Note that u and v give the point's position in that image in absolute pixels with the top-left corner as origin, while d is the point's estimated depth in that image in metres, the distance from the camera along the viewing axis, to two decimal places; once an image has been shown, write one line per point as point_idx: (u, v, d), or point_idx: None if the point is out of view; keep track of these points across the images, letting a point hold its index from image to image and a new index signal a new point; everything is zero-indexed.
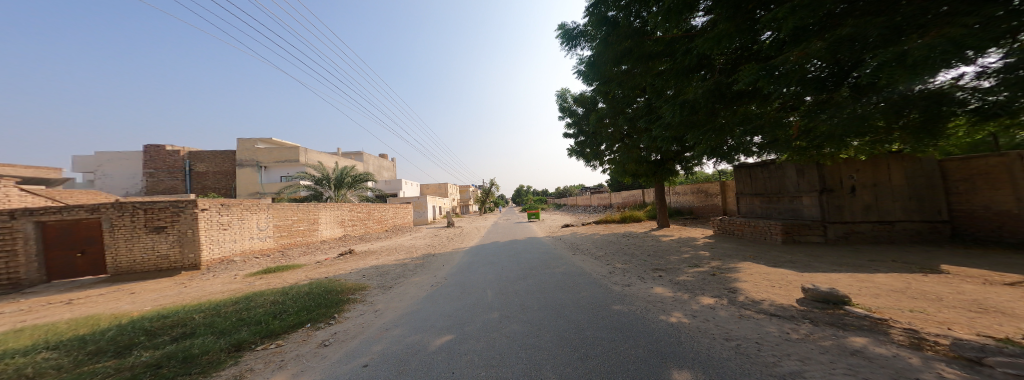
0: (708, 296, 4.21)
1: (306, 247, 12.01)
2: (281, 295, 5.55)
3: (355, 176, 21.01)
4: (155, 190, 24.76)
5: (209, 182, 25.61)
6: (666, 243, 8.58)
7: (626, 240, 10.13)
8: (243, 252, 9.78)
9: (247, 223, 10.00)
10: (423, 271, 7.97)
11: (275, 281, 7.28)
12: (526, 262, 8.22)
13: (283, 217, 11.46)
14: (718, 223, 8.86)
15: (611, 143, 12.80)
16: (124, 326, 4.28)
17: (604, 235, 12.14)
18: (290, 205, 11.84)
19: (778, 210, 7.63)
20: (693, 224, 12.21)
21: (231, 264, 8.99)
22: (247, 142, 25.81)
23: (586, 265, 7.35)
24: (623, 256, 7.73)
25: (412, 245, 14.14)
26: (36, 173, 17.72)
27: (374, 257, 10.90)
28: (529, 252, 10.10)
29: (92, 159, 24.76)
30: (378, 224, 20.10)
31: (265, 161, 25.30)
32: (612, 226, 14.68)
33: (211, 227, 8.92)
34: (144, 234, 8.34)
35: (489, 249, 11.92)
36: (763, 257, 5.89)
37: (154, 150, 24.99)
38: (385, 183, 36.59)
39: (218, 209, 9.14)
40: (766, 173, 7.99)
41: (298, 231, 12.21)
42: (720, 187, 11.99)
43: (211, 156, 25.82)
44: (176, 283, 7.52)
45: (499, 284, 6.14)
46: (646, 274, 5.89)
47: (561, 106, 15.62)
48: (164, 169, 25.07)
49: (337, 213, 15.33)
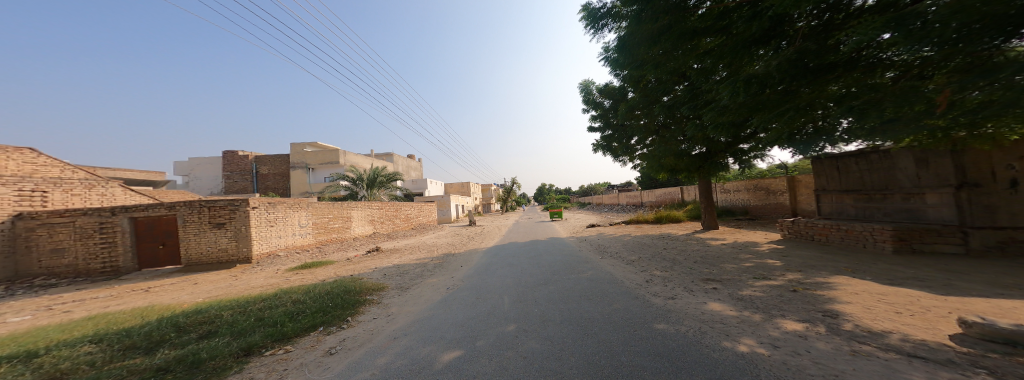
0: (792, 319, 3.10)
1: (340, 244, 12.56)
2: (301, 293, 5.47)
3: (389, 176, 21.92)
4: (230, 191, 28.29)
5: (270, 183, 28.61)
6: (718, 248, 7.18)
7: (666, 242, 8.80)
8: (287, 248, 10.27)
9: (290, 221, 10.51)
10: (441, 272, 7.65)
11: (306, 277, 7.51)
12: (549, 266, 7.45)
13: (320, 215, 12.04)
14: (787, 226, 7.20)
15: (644, 136, 11.31)
16: (166, 319, 4.35)
17: (639, 236, 10.83)
18: (326, 203, 12.42)
19: (883, 211, 5.88)
20: (747, 224, 10.41)
21: (276, 259, 9.34)
22: (299, 147, 28.34)
23: (617, 271, 6.38)
24: (662, 262, 6.57)
25: (433, 244, 14.19)
26: (143, 177, 21.16)
27: (396, 255, 10.97)
28: (552, 254, 9.34)
29: (183, 164, 29.01)
30: (406, 222, 20.71)
31: (314, 164, 27.65)
32: (648, 226, 13.21)
33: (262, 224, 9.32)
34: (210, 229, 8.75)
35: (511, 249, 11.33)
36: (864, 271, 4.43)
37: (229, 155, 28.64)
38: (415, 183, 38.06)
39: (267, 207, 9.59)
40: (863, 163, 6.23)
41: (334, 228, 12.80)
42: (786, 184, 9.91)
43: (271, 159, 28.83)
44: (229, 275, 7.95)
45: (516, 292, 5.50)
46: (694, 285, 4.79)
47: (586, 98, 14.40)
48: (236, 172, 28.56)
49: (368, 212, 15.95)
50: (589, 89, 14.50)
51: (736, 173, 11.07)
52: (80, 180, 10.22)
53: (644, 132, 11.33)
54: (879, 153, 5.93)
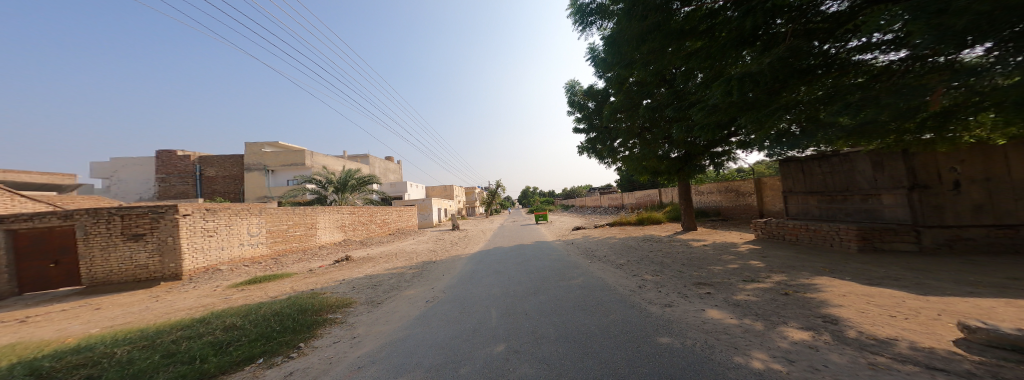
0: (794, 326, 2.99)
1: (302, 253, 11.24)
2: (246, 318, 4.60)
3: (360, 179, 20.39)
4: (166, 196, 24.84)
5: (218, 187, 25.52)
6: (701, 250, 7.26)
7: (650, 245, 8.83)
8: (231, 261, 8.91)
9: (236, 229, 9.12)
10: (420, 282, 7.05)
11: (255, 295, 6.46)
12: (537, 272, 7.11)
13: (277, 222, 10.68)
14: (761, 227, 7.50)
15: (629, 138, 11.50)
16: (27, 364, 3.40)
17: (622, 239, 10.85)
18: (285, 209, 11.02)
19: (845, 211, 6.27)
20: (723, 225, 10.78)
21: (215, 274, 8.08)
22: (254, 146, 25.65)
23: (608, 277, 6.19)
24: (652, 266, 6.47)
25: (412, 250, 13.23)
26: (51, 180, 17.91)
27: (368, 265, 9.97)
28: (539, 259, 8.99)
29: (106, 165, 24.98)
30: (382, 228, 19.40)
31: (272, 165, 25.08)
32: (630, 228, 13.34)
33: (194, 234, 7.95)
34: (121, 241, 7.34)
35: (496, 254, 10.86)
36: (842, 270, 4.56)
37: (167, 155, 25.16)
38: (390, 186, 36.18)
39: (203, 214, 8.21)
40: (826, 166, 6.60)
41: (294, 236, 11.45)
42: (755, 186, 10.48)
43: (220, 160, 25.81)
44: (148, 296, 6.67)
45: (505, 303, 5.06)
46: (688, 290, 4.70)
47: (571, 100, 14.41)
48: (176, 174, 25.15)
49: (336, 217, 14.58)
50: (573, 90, 14.52)
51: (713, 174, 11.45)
52: None
53: (629, 134, 11.49)
54: (839, 156, 6.32)
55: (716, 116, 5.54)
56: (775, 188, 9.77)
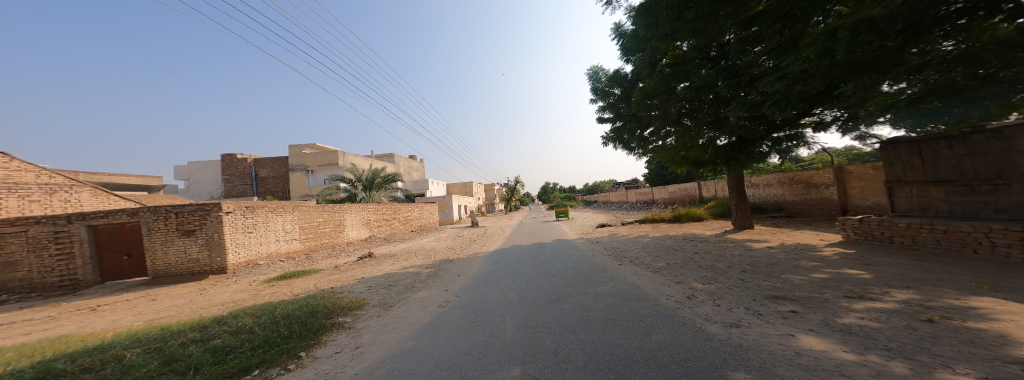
0: (961, 375, 1.87)
1: (331, 249, 11.52)
2: (257, 319, 4.34)
3: (382, 176, 20.98)
4: (229, 195, 27.73)
5: (270, 186, 27.96)
6: (766, 253, 5.92)
7: (695, 245, 7.55)
8: (268, 256, 9.23)
9: (273, 226, 9.47)
10: (434, 283, 6.67)
11: (280, 291, 6.46)
12: (559, 275, 6.30)
13: (309, 219, 11.04)
14: (852, 225, 5.97)
15: (664, 124, 9.73)
16: (53, 362, 3.30)
17: (660, 237, 9.56)
18: (315, 206, 11.39)
19: (993, 206, 4.71)
20: (787, 223, 9.07)
21: (254, 268, 8.31)
22: (298, 148, 27.80)
23: (643, 283, 5.19)
24: (702, 270, 5.34)
25: (432, 248, 13.12)
26: (140, 182, 20.70)
27: (388, 262, 9.91)
28: (560, 260, 8.17)
29: (184, 169, 28.54)
30: (404, 225, 19.72)
31: (312, 166, 27.04)
32: (666, 225, 11.91)
33: (237, 230, 8.26)
34: (177, 237, 7.79)
35: (513, 254, 10.16)
36: (1011, 288, 3.19)
37: (229, 158, 28.14)
38: (415, 184, 37.15)
39: (244, 211, 8.55)
40: (963, 148, 5.07)
41: (324, 233, 11.78)
42: (833, 176, 8.68)
43: (270, 162, 28.24)
44: (196, 289, 6.94)
45: (523, 313, 4.41)
46: (754, 305, 3.53)
47: (593, 88, 13.20)
48: (236, 175, 27.99)
49: (363, 214, 14.92)
50: (596, 75, 13.33)
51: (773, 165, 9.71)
52: (41, 186, 9.58)
53: (664, 120, 9.66)
54: (984, 133, 4.81)
55: (799, 87, 4.36)
56: (864, 179, 7.95)
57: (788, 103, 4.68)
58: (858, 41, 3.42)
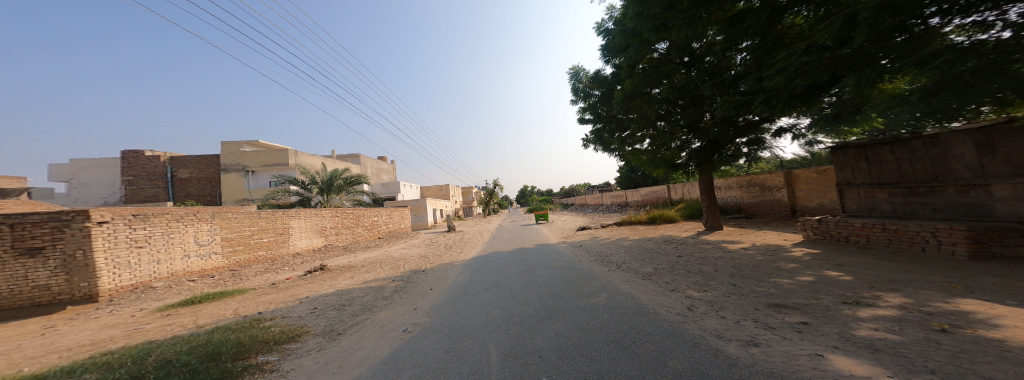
0: None
1: (270, 263, 9.72)
2: (109, 372, 3.11)
3: (347, 179, 19.32)
4: (134, 199, 22.87)
5: (191, 189, 23.66)
6: (745, 256, 5.97)
7: (676, 248, 7.53)
8: (170, 276, 7.34)
9: (178, 239, 7.59)
10: (401, 300, 5.72)
11: (183, 323, 4.97)
12: (546, 286, 5.75)
13: (239, 229, 9.19)
14: (813, 226, 6.31)
15: (643, 126, 9.83)
16: None
17: (638, 240, 9.55)
18: (246, 213, 9.41)
19: (932, 206, 5.20)
20: (751, 223, 9.56)
21: (144, 293, 6.50)
22: (232, 145, 23.92)
23: (639, 294, 4.86)
24: (692, 276, 5.16)
25: (399, 257, 11.78)
26: None
27: (345, 275, 8.53)
28: (545, 266, 7.66)
29: (66, 167, 22.82)
30: (370, 231, 17.92)
31: (251, 165, 23.35)
32: (641, 228, 12.07)
33: (116, 245, 6.43)
34: (11, 258, 5.74)
35: (494, 261, 9.44)
36: (982, 288, 3.30)
37: (132, 156, 23.20)
38: (383, 186, 34.50)
39: (128, 221, 6.68)
40: (903, 153, 5.57)
41: (261, 244, 9.91)
42: (785, 179, 9.38)
43: (194, 161, 24.05)
44: (40, 328, 5.06)
45: (507, 336, 3.73)
46: (765, 316, 3.31)
47: (575, 88, 13.21)
48: (144, 176, 23.22)
49: (316, 221, 13.03)
50: (577, 75, 13.28)
51: (738, 169, 10.17)
52: None
53: (644, 121, 9.76)
54: (922, 139, 5.28)
55: (798, 81, 4.59)
56: (811, 182, 8.63)
57: (784, 98, 4.91)
58: (874, 26, 3.50)
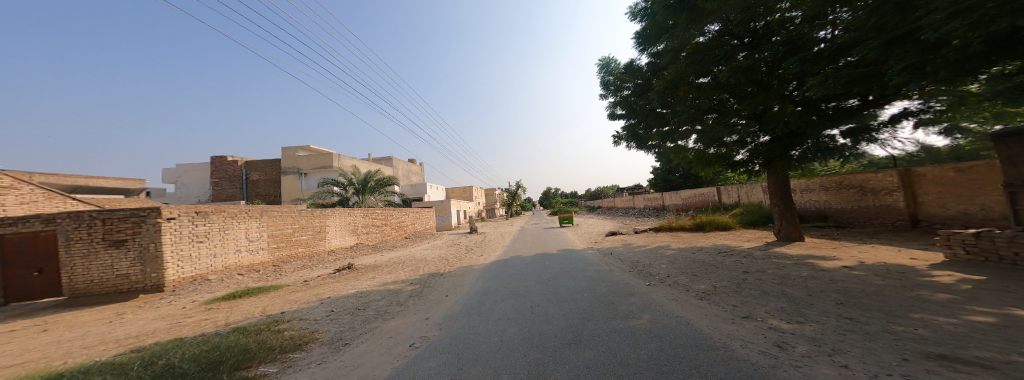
0: None
1: (307, 260, 10.16)
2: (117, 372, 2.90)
3: (382, 180, 20.57)
4: (217, 198, 26.51)
5: (260, 190, 26.82)
6: (848, 276, 4.44)
7: (737, 261, 6.08)
8: (224, 269, 7.84)
9: (232, 235, 8.10)
10: (411, 311, 5.26)
11: (214, 317, 4.98)
12: (572, 302, 4.80)
13: (283, 226, 9.71)
14: (965, 242, 4.56)
15: (694, 119, 8.29)
16: None
17: (686, 249, 8.07)
18: (287, 211, 9.95)
19: None
20: (843, 234, 7.54)
21: (202, 284, 6.90)
22: (290, 150, 26.72)
23: (693, 318, 3.71)
24: (775, 300, 3.87)
25: (421, 257, 11.65)
26: (120, 184, 19.63)
27: (367, 275, 8.47)
28: (571, 276, 6.68)
29: (169, 171, 27.26)
30: (397, 231, 18.45)
31: (305, 168, 26.06)
32: (687, 235, 10.39)
33: (180, 239, 6.92)
34: (103, 249, 6.44)
35: (514, 267, 8.69)
36: None
37: (219, 161, 27.04)
38: (412, 187, 35.97)
39: (191, 218, 7.20)
40: None
41: (300, 241, 10.41)
42: (901, 180, 7.30)
43: (262, 164, 27.18)
44: (115, 313, 5.48)
45: (526, 365, 2.92)
46: (941, 372, 2.08)
47: (605, 81, 11.98)
48: (226, 179, 26.90)
49: (348, 220, 13.52)
50: (608, 67, 12.07)
51: (824, 167, 8.09)
52: None
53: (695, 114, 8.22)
54: None
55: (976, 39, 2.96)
56: (949, 184, 6.53)
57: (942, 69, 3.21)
58: None
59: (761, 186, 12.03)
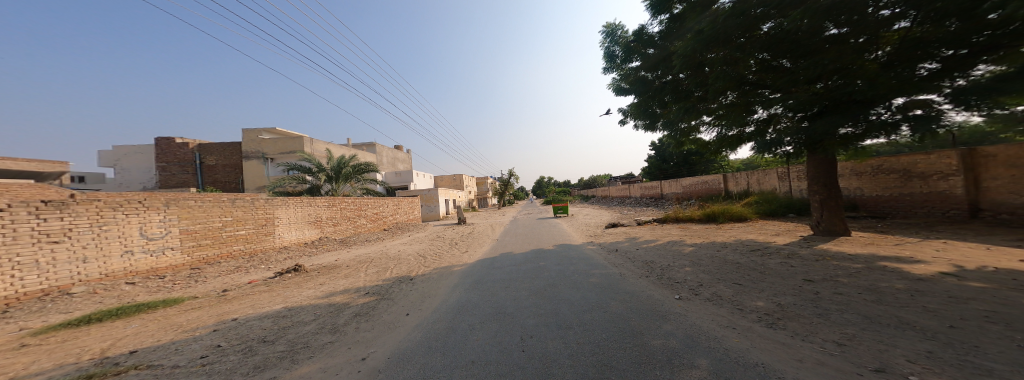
0: None
1: (246, 260, 8.32)
2: None
3: (355, 166, 19.34)
4: (166, 185, 23.49)
5: (218, 176, 24.08)
6: (973, 290, 3.07)
7: (783, 262, 4.77)
8: (104, 277, 5.87)
9: (115, 232, 6.12)
10: (342, 345, 3.61)
11: (8, 364, 3.16)
12: (588, 343, 3.24)
13: (206, 220, 7.81)
14: None
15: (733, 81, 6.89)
16: None
17: (706, 246, 6.72)
18: (211, 201, 8.00)
19: None
20: (891, 227, 6.33)
21: (57, 302, 4.95)
22: (252, 132, 23.93)
23: (785, 368, 2.23)
24: (899, 333, 2.42)
25: (394, 255, 9.90)
26: (37, 167, 16.71)
27: (317, 281, 6.71)
28: (573, 287, 5.26)
29: (108, 154, 23.86)
30: (374, 223, 16.64)
31: (270, 153, 23.44)
32: (699, 228, 9.12)
33: (15, 240, 4.89)
34: None
35: (503, 268, 7.20)
36: None
37: (165, 143, 23.71)
38: (396, 175, 33.58)
39: (33, 210, 5.16)
40: None
41: (235, 237, 8.51)
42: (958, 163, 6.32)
43: (219, 148, 24.35)
44: None
45: None
46: None
47: (610, 50, 10.38)
48: (175, 163, 23.73)
49: (309, 211, 11.58)
50: (613, 35, 10.38)
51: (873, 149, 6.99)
52: None
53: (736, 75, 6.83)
54: None
55: None
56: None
57: None
58: None
59: (776, 172, 10.89)
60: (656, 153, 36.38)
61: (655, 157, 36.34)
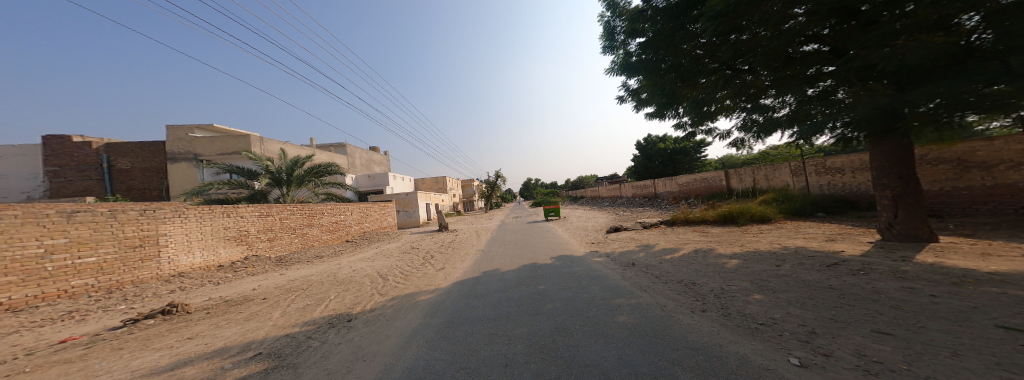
0: None
1: (113, 302, 5.71)
2: None
3: (311, 168, 16.31)
4: (62, 195, 18.98)
5: (136, 182, 20.02)
6: None
7: (906, 287, 3.25)
8: None
9: None
10: None
11: None
12: None
13: (7, 247, 5.26)
14: None
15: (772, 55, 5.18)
16: None
17: (755, 257, 5.11)
18: (20, 218, 5.47)
19: None
20: (972, 229, 5.14)
21: None
22: (181, 129, 20.07)
23: None
24: None
25: (344, 278, 7.48)
26: None
27: (187, 333, 4.28)
28: (595, 336, 3.38)
29: None
30: (331, 234, 14.01)
31: (205, 154, 19.71)
32: (719, 231, 7.66)
33: None
34: None
35: (488, 297, 5.20)
36: None
37: (58, 142, 19.15)
38: (367, 178, 30.27)
39: None
40: None
41: (74, 268, 5.98)
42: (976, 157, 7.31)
43: (136, 148, 20.23)
44: None
45: None
46: None
47: (610, 26, 8.66)
48: (74, 167, 19.28)
49: (225, 224, 9.11)
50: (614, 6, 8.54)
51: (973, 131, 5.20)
52: None
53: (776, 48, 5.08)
54: None
55: None
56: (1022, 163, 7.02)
57: None
58: None
59: (791, 167, 9.91)
60: (640, 152, 35.99)
61: (640, 157, 35.97)
